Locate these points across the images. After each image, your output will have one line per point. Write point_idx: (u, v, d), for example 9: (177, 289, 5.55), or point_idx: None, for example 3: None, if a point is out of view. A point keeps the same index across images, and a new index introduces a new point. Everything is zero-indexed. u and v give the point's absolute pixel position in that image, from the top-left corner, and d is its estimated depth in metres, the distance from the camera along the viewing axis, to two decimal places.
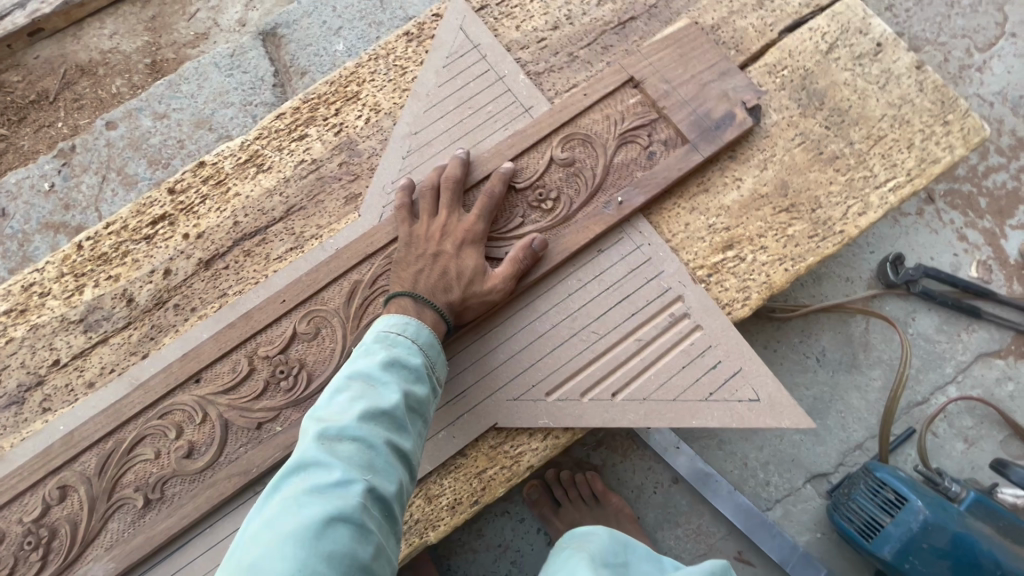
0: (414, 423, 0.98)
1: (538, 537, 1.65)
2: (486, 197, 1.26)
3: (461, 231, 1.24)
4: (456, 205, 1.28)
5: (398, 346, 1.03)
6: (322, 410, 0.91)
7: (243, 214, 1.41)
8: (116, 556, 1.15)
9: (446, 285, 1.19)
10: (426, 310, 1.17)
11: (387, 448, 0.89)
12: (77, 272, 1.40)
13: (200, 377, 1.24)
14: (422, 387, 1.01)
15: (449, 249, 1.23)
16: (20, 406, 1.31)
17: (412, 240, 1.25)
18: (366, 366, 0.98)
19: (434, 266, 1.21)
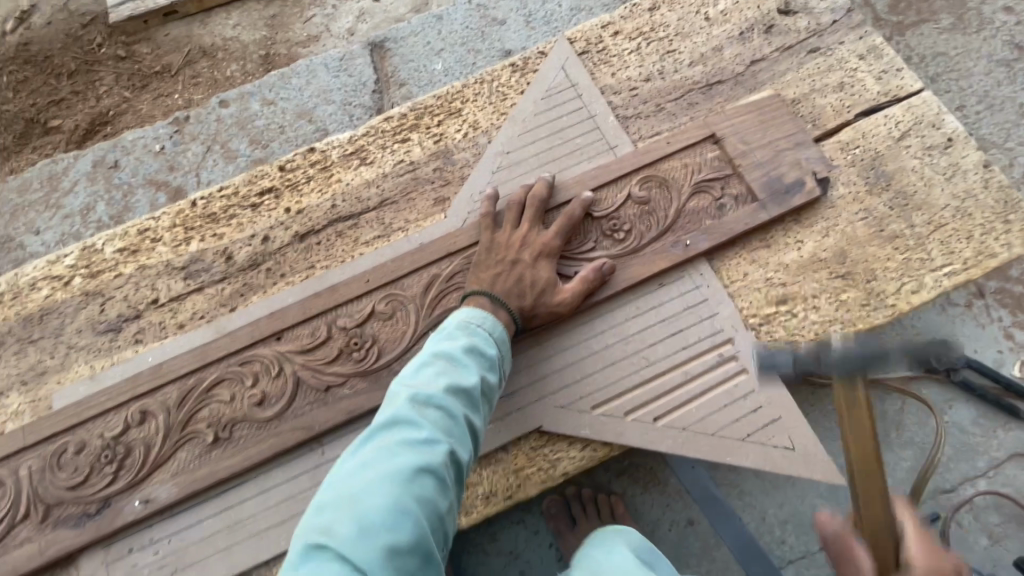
0: (485, 406, 1.08)
1: (549, 552, 1.69)
2: (565, 216, 1.38)
3: (540, 244, 1.36)
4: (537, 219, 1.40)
5: (477, 336, 1.14)
6: (410, 379, 1.02)
7: (341, 199, 1.55)
8: (179, 482, 1.26)
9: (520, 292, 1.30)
10: (500, 311, 1.27)
11: (466, 421, 0.99)
12: (188, 225, 1.55)
13: (282, 336, 1.36)
14: (495, 376, 1.11)
15: (528, 260, 1.34)
16: (116, 334, 1.45)
17: (493, 245, 1.37)
18: (450, 347, 1.08)
19: (511, 274, 1.31)
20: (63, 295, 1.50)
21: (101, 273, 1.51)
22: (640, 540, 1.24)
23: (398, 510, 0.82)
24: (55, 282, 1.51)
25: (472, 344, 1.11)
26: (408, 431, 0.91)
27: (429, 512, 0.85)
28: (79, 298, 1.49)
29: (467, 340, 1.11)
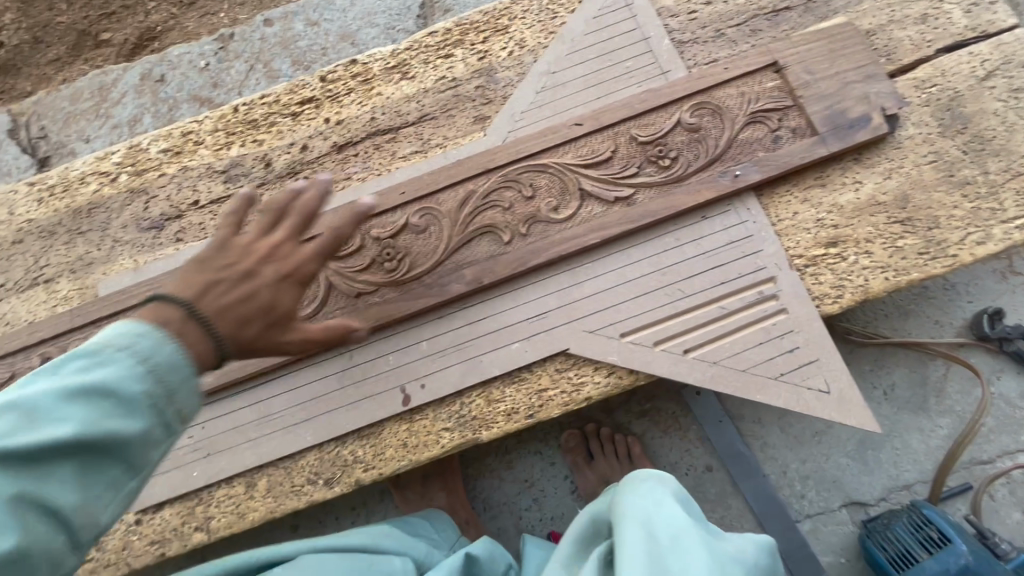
0: (107, 463, 0.67)
1: (563, 484, 1.71)
2: (313, 199, 1.02)
3: (292, 259, 0.96)
4: (274, 221, 1.00)
5: (186, 388, 0.73)
6: (25, 386, 0.67)
7: (381, 112, 1.52)
8: (214, 373, 1.31)
9: (250, 315, 0.87)
10: (192, 322, 0.79)
11: (47, 481, 0.63)
12: (229, 130, 1.56)
13: (316, 242, 1.37)
14: (134, 491, 0.70)
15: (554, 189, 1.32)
16: (159, 231, 1.49)
17: (223, 243, 0.93)
18: (156, 413, 0.70)
19: (229, 294, 0.87)
20: (110, 191, 1.53)
21: (145, 172, 1.54)
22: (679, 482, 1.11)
23: None
24: (103, 178, 1.55)
25: (154, 419, 0.70)
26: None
27: None
28: (124, 195, 1.53)
29: (175, 371, 0.72)
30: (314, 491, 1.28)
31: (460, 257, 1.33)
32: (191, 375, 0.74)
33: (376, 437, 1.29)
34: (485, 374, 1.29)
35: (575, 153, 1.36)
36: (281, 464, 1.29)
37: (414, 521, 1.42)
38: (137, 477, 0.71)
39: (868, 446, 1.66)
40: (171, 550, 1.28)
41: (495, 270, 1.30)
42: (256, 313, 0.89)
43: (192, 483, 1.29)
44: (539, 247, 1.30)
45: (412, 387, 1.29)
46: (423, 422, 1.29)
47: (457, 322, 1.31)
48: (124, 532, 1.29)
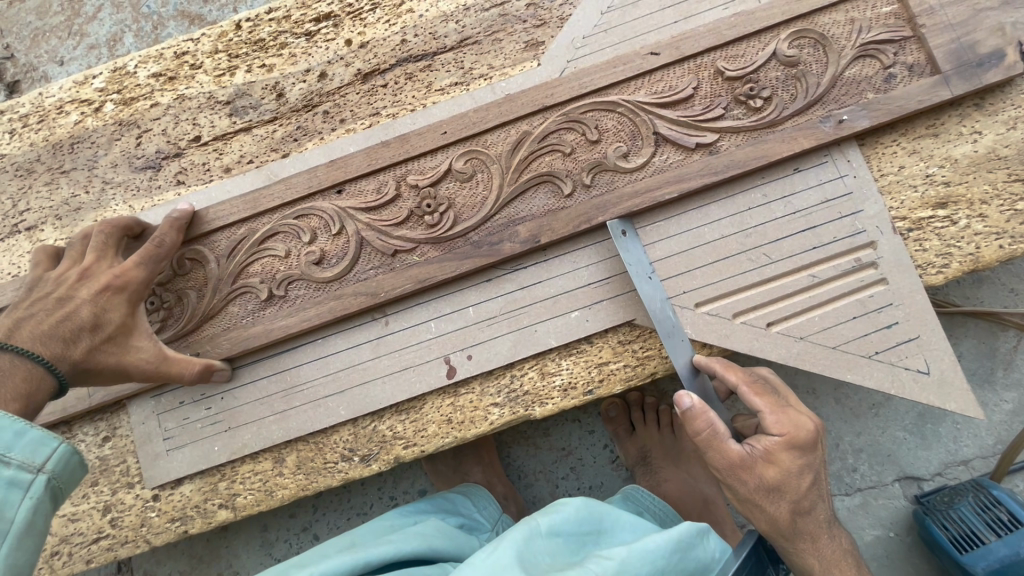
0: None
1: (603, 453, 1.61)
2: (164, 226, 1.13)
3: (106, 276, 1.05)
4: (110, 251, 1.10)
5: (24, 448, 0.75)
6: None
7: (413, 33, 1.28)
8: (231, 338, 1.15)
9: (74, 333, 0.99)
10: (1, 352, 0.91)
11: None
12: (231, 52, 1.31)
13: (343, 189, 1.17)
14: None
15: (614, 145, 1.14)
16: (156, 172, 1.28)
17: (40, 284, 1.05)
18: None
19: (50, 314, 0.99)
20: (94, 122, 1.31)
21: (135, 100, 1.31)
22: (575, 504, 0.99)
23: None
24: (85, 107, 1.32)
25: (12, 496, 0.73)
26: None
27: None
28: (112, 128, 1.30)
29: (37, 443, 0.76)
30: (349, 468, 1.17)
31: (512, 210, 1.15)
32: (60, 450, 0.79)
33: (416, 412, 1.16)
34: (541, 345, 1.14)
35: (648, 89, 1.15)
36: (311, 440, 1.17)
37: (451, 499, 1.37)
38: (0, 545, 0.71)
39: (927, 420, 1.56)
40: (194, 528, 1.17)
41: (554, 227, 1.13)
42: (78, 331, 1.00)
43: (214, 459, 1.16)
44: (605, 201, 1.12)
45: (457, 359, 1.15)
46: (469, 396, 1.16)
47: (508, 286, 1.15)
48: (141, 508, 1.18)
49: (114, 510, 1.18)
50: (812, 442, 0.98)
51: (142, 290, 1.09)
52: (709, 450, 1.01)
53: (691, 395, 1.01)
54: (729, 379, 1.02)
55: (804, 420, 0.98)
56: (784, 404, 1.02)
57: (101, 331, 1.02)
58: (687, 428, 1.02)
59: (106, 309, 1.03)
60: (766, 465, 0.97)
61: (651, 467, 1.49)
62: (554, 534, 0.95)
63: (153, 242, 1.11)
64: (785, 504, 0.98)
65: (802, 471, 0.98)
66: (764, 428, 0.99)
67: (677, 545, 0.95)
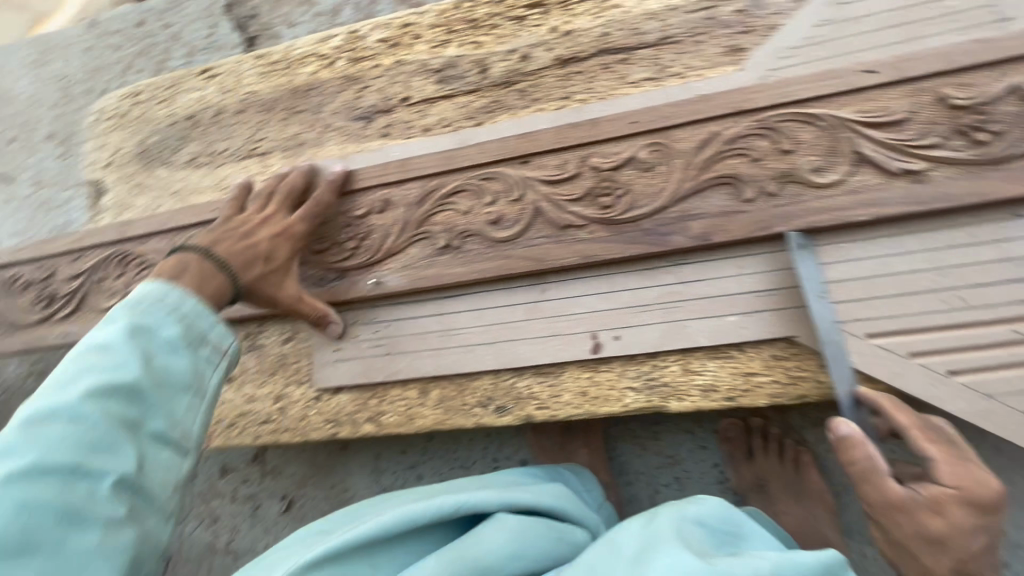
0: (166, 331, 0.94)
1: (710, 472, 1.58)
2: (323, 187, 1.34)
3: (279, 223, 1.27)
4: (286, 204, 1.32)
5: (216, 333, 1.01)
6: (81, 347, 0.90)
7: (616, 27, 1.35)
8: (407, 276, 1.30)
9: (250, 261, 1.21)
10: (206, 261, 1.16)
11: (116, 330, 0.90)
12: (449, 27, 1.47)
13: (529, 160, 1.27)
14: (201, 398, 0.94)
15: (807, 159, 1.12)
16: (368, 123, 1.47)
17: (234, 217, 1.28)
18: (205, 352, 0.98)
19: (238, 240, 1.22)
20: (326, 74, 1.53)
21: (362, 59, 1.51)
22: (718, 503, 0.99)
23: (53, 418, 0.78)
24: (322, 60, 1.54)
25: (210, 366, 0.98)
26: (94, 424, 0.79)
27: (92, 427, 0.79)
28: (339, 81, 1.52)
29: (223, 332, 1.03)
30: (484, 415, 1.26)
31: (688, 206, 1.17)
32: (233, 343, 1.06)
33: (555, 378, 1.23)
34: (691, 341, 1.15)
35: (856, 107, 1.11)
36: (456, 380, 1.28)
37: (561, 473, 1.41)
38: (202, 400, 0.94)
39: None
40: (343, 433, 1.33)
41: (729, 230, 1.13)
42: (255, 258, 1.22)
43: (372, 377, 1.31)
44: (789, 212, 1.11)
45: (605, 337, 1.19)
46: (608, 375, 1.20)
47: (668, 278, 1.17)
48: (305, 405, 1.36)
49: (283, 401, 1.38)
50: (996, 504, 0.89)
51: (301, 240, 1.31)
52: (864, 484, 0.96)
53: (849, 423, 0.97)
54: (898, 421, 0.97)
55: (988, 480, 0.90)
56: (965, 458, 0.93)
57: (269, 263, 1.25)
58: (839, 455, 0.99)
59: (278, 247, 1.26)
60: (931, 514, 0.91)
61: (769, 495, 1.48)
62: (699, 523, 0.94)
63: (313, 200, 1.32)
64: (948, 560, 0.92)
65: (974, 532, 0.90)
66: (935, 476, 0.92)
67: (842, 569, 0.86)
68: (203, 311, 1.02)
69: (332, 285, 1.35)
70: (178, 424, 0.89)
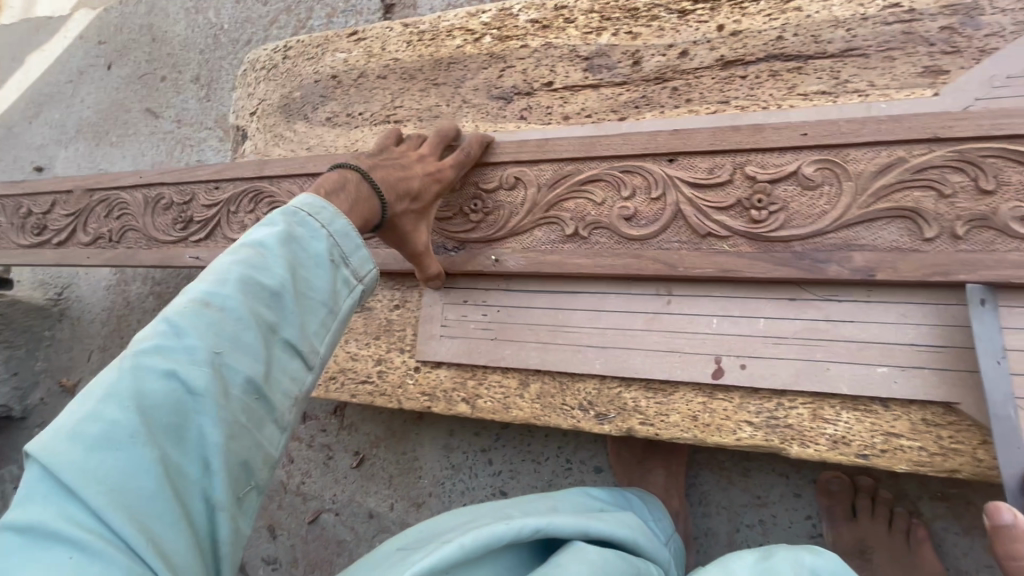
0: (316, 244, 0.82)
1: (802, 523, 1.46)
2: (471, 141, 1.30)
3: (432, 165, 1.24)
4: (434, 150, 1.27)
5: (364, 259, 0.87)
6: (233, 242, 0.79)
7: (793, 32, 1.24)
8: (528, 257, 1.27)
9: (404, 195, 1.14)
10: (365, 184, 1.04)
11: (271, 231, 0.79)
12: (605, 14, 1.41)
13: (676, 159, 1.19)
14: (337, 326, 0.82)
15: (1009, 201, 0.98)
16: (506, 104, 1.45)
17: (387, 149, 1.21)
18: (349, 277, 0.85)
19: (393, 171, 1.14)
20: (471, 50, 1.53)
21: (510, 39, 1.49)
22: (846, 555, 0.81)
23: (194, 314, 0.68)
24: (468, 35, 1.54)
25: (351, 292, 0.86)
26: (234, 319, 0.69)
27: (230, 335, 0.68)
28: (483, 58, 1.51)
29: (370, 259, 0.89)
30: (581, 418, 1.22)
31: (852, 234, 1.06)
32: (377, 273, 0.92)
33: (666, 395, 1.17)
34: (828, 386, 1.05)
35: None
36: (558, 378, 1.25)
37: (629, 497, 1.29)
38: (338, 328, 0.82)
39: None
40: (436, 408, 1.34)
41: (899, 269, 1.01)
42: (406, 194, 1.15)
43: (473, 359, 1.31)
44: (978, 260, 0.98)
45: (729, 363, 1.11)
46: (724, 404, 1.13)
47: (812, 313, 1.07)
48: (403, 373, 1.39)
49: (383, 365, 1.41)
50: None
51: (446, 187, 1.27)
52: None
53: (1012, 510, 0.84)
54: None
55: None
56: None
57: (416, 203, 1.19)
58: (993, 545, 0.86)
59: (426, 189, 1.20)
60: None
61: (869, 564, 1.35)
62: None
63: (461, 151, 1.29)
64: None
65: None
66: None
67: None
68: (352, 234, 0.88)
69: (451, 254, 1.35)
70: (311, 350, 0.77)
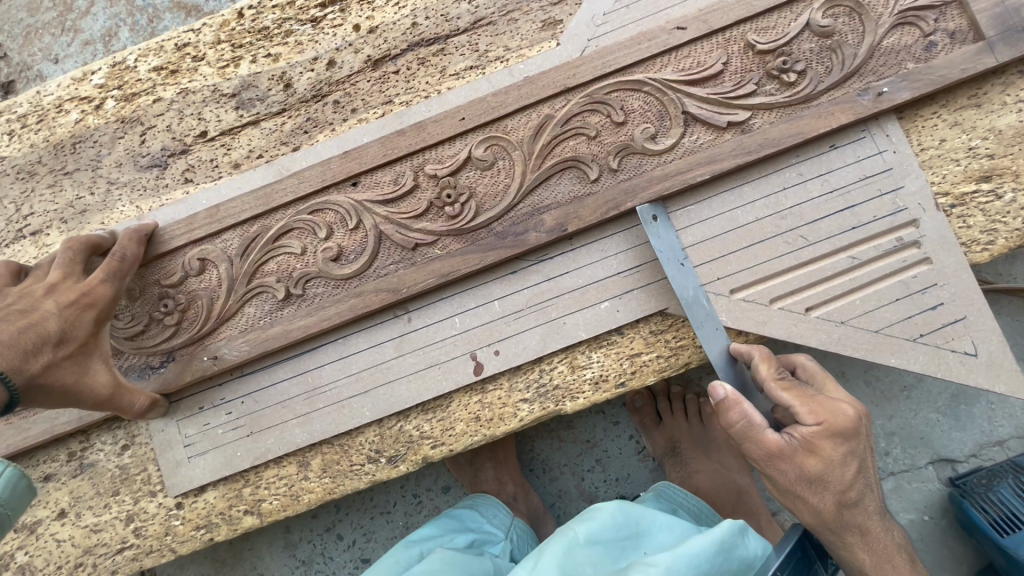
0: None
1: (629, 444, 1.56)
2: (124, 239, 1.09)
3: (73, 291, 1.01)
4: (77, 268, 1.05)
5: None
6: None
7: (424, 15, 1.21)
8: (250, 340, 1.12)
9: (37, 345, 0.93)
10: None
11: None
12: (234, 42, 1.25)
13: (358, 181, 1.13)
14: None
15: (638, 125, 1.09)
16: (163, 170, 1.23)
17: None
18: None
19: (12, 323, 0.93)
20: (95, 120, 1.26)
21: (137, 96, 1.25)
22: (609, 509, 1.03)
23: None
24: (85, 104, 1.26)
25: None
26: None
27: None
28: (114, 126, 1.25)
29: None
30: (376, 470, 1.14)
31: (535, 197, 1.10)
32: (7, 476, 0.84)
33: (443, 410, 1.13)
34: (571, 339, 1.10)
35: (675, 66, 1.09)
36: (336, 442, 1.13)
37: (457, 515, 1.36)
38: None
39: (960, 400, 1.52)
40: (220, 535, 1.15)
41: (582, 216, 1.08)
42: (41, 343, 0.94)
43: (237, 465, 1.13)
44: (634, 185, 1.08)
45: (484, 354, 1.11)
46: (497, 393, 1.12)
47: (534, 278, 1.10)
48: (165, 517, 1.15)
49: (137, 520, 1.15)
50: (854, 428, 0.90)
51: (110, 308, 1.05)
52: (745, 442, 0.95)
53: (723, 384, 0.95)
54: (762, 373, 0.96)
55: (842, 407, 0.91)
56: (816, 393, 0.94)
57: (65, 346, 0.98)
58: (720, 419, 0.97)
59: (74, 324, 0.99)
60: (807, 455, 0.90)
61: (682, 457, 1.46)
62: (593, 543, 0.98)
63: (113, 257, 1.07)
64: (830, 496, 0.92)
65: (845, 460, 0.91)
66: (798, 417, 0.91)
67: (719, 547, 0.96)
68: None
69: (162, 372, 1.14)
70: None
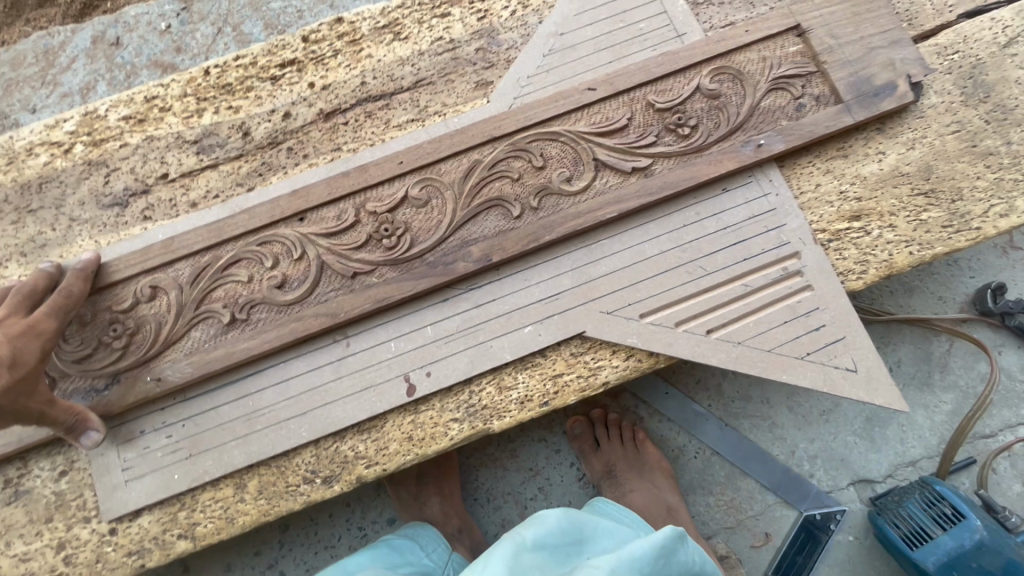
0: None
1: (569, 472, 1.61)
2: (71, 278, 1.17)
3: (18, 323, 1.08)
4: (25, 303, 1.13)
5: None
6: None
7: (371, 76, 1.37)
8: (194, 361, 1.18)
9: None
10: None
11: None
12: (200, 95, 1.38)
13: (305, 217, 1.24)
14: None
15: (555, 169, 1.24)
16: (123, 209, 1.33)
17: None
18: None
19: None
20: (63, 163, 1.36)
21: (105, 142, 1.36)
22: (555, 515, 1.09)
23: None
24: (55, 149, 1.37)
25: None
26: None
27: None
28: (80, 168, 1.35)
29: None
30: (311, 491, 1.18)
31: (465, 232, 1.23)
32: None
33: (377, 431, 1.19)
34: (497, 360, 1.19)
35: (588, 120, 1.26)
36: (273, 464, 1.18)
37: (393, 544, 1.35)
38: None
39: (874, 424, 1.63)
40: (152, 561, 1.16)
41: (505, 246, 1.20)
42: None
43: (174, 487, 1.16)
44: (551, 221, 1.21)
45: (416, 376, 1.19)
46: (429, 414, 1.19)
47: (464, 305, 1.21)
48: (97, 543, 1.16)
49: (68, 547, 1.16)
50: None
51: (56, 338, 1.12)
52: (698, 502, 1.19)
53: None
54: None
55: None
56: None
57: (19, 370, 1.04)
58: None
59: (24, 349, 1.05)
60: None
61: (617, 479, 1.53)
62: (540, 547, 1.02)
63: (60, 294, 1.15)
64: None
65: None
66: None
67: (662, 551, 1.01)
68: None
69: (105, 394, 1.19)
70: None
